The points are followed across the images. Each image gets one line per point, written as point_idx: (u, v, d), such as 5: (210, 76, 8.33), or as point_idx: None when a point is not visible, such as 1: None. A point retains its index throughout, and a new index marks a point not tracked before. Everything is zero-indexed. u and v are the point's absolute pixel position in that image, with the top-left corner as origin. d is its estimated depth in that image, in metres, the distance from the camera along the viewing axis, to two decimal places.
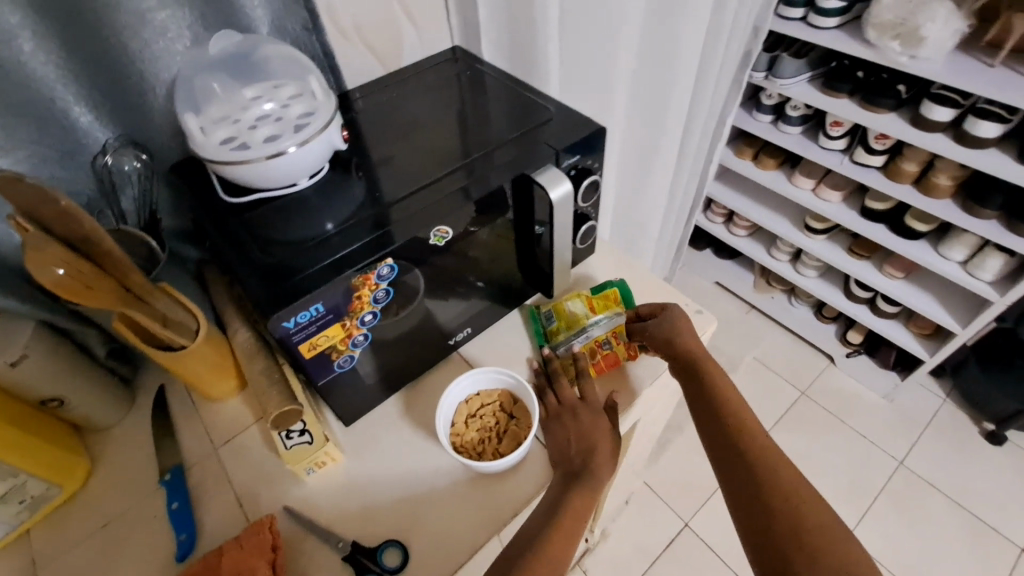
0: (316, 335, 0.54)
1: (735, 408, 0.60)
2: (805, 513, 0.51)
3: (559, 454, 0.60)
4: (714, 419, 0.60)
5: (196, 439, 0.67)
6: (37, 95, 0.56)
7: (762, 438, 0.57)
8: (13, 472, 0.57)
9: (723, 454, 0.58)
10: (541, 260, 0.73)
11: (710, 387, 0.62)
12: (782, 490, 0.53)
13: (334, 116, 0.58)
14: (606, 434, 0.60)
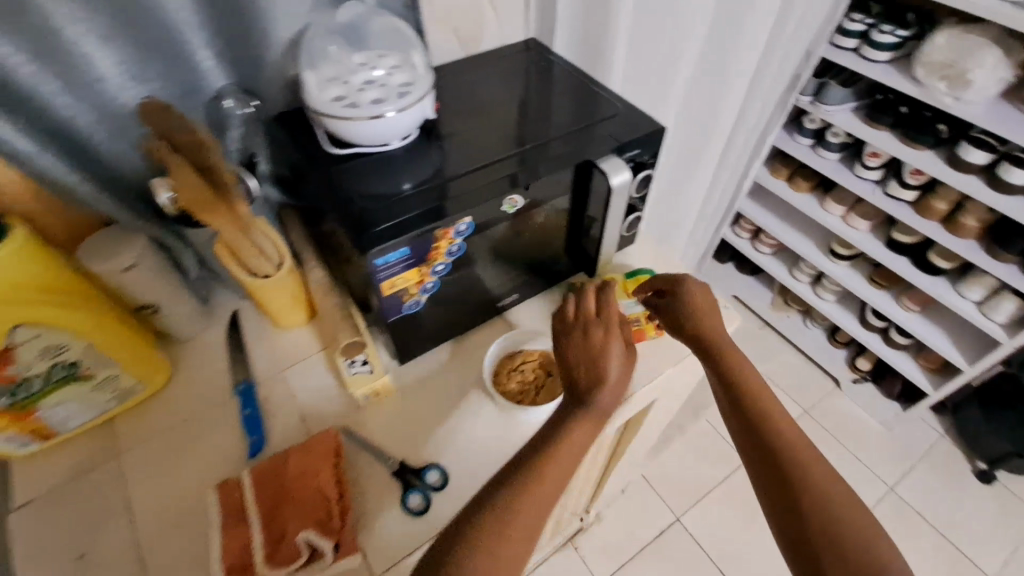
0: (397, 275, 0.61)
1: (763, 400, 0.61)
2: (834, 513, 0.53)
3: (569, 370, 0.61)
4: (741, 414, 0.61)
5: (266, 360, 0.75)
6: (173, 39, 0.61)
7: (790, 435, 0.58)
8: (114, 364, 0.64)
9: (760, 460, 0.58)
10: (588, 242, 0.81)
11: (736, 380, 0.64)
12: (813, 489, 0.54)
13: (429, 89, 0.66)
14: (622, 360, 0.62)
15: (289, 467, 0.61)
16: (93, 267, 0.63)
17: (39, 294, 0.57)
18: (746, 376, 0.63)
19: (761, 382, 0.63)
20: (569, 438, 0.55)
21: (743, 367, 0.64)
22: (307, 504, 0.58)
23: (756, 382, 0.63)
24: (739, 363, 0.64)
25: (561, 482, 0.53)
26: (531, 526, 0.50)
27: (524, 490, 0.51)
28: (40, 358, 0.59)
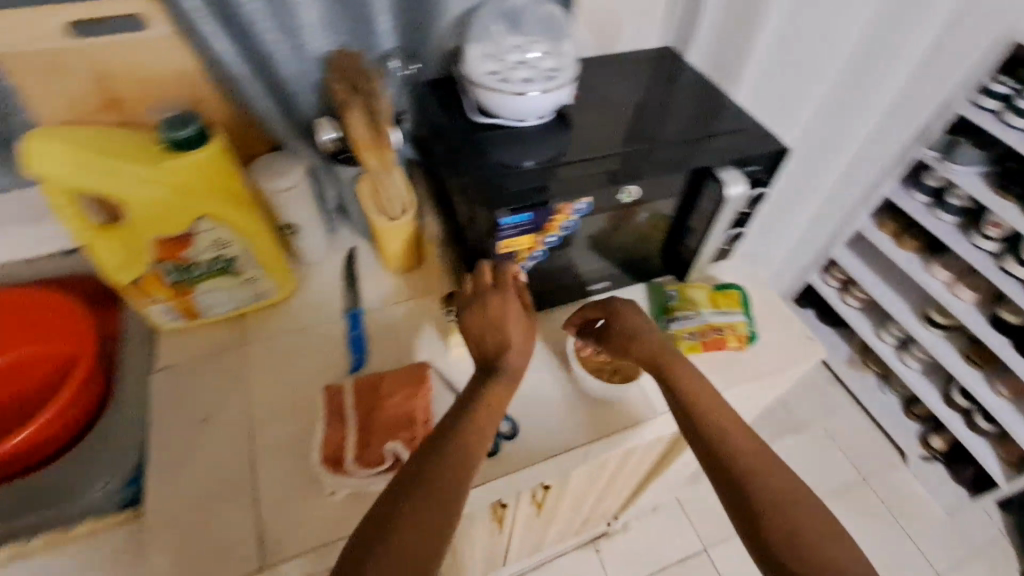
0: (515, 238, 0.66)
1: (709, 410, 0.62)
2: (798, 519, 0.53)
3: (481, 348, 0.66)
4: (696, 431, 0.61)
5: (374, 295, 0.83)
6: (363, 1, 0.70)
7: (739, 438, 0.59)
8: (259, 267, 0.74)
9: (713, 464, 0.58)
10: (685, 248, 0.83)
11: (680, 394, 0.64)
12: (778, 501, 0.54)
13: (573, 77, 0.71)
14: (513, 339, 0.66)
15: (380, 394, 0.68)
16: (260, 183, 0.74)
17: (228, 195, 0.68)
18: (682, 381, 0.65)
19: (708, 385, 0.64)
20: (486, 406, 0.60)
21: (687, 374, 0.66)
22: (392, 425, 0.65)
23: (699, 387, 0.64)
24: (675, 368, 0.66)
25: (463, 479, 0.53)
26: (446, 514, 0.50)
27: (454, 452, 0.55)
28: (209, 248, 0.70)
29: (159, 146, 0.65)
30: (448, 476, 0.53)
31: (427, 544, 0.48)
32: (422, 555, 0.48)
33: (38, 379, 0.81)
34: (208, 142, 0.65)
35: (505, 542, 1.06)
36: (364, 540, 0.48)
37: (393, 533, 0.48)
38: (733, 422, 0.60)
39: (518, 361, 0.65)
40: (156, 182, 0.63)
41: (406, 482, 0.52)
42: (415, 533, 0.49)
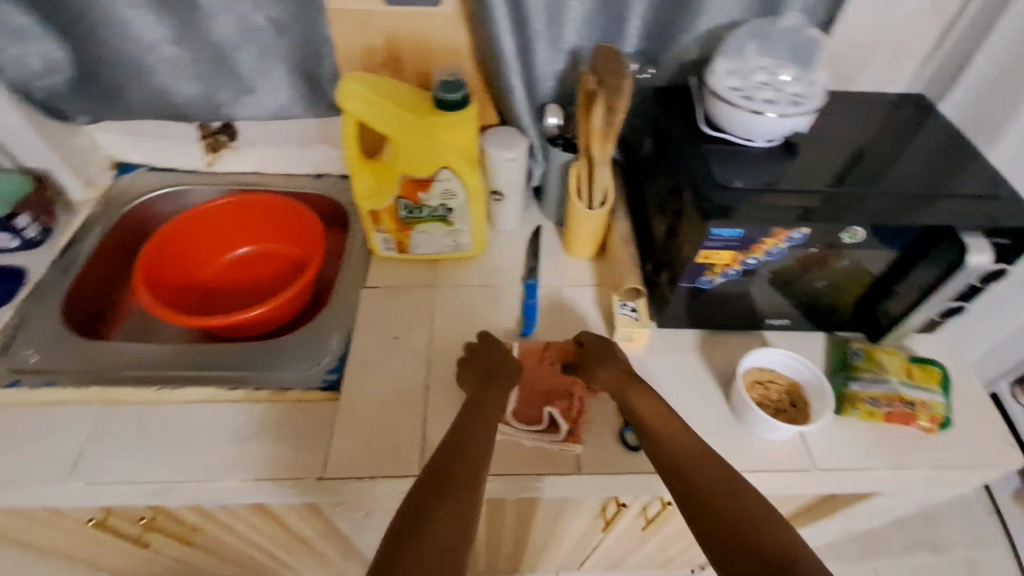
0: (717, 250, 0.68)
1: (662, 435, 0.60)
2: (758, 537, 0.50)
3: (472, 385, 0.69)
4: (663, 460, 0.59)
5: (550, 274, 0.88)
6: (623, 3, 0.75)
7: (713, 466, 0.57)
8: (467, 222, 0.84)
9: (686, 494, 0.55)
10: (885, 310, 0.76)
11: (640, 422, 0.63)
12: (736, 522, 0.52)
13: (817, 108, 0.70)
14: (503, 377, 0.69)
15: (543, 357, 0.75)
16: (490, 149, 0.82)
17: (464, 155, 0.77)
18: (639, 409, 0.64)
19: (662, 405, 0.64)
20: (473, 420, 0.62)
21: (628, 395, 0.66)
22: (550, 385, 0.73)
23: (650, 405, 0.64)
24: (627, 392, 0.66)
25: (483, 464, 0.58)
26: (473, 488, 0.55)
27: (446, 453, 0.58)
28: (438, 196, 0.80)
29: (429, 102, 0.76)
30: (478, 440, 0.60)
31: (463, 503, 0.54)
32: (459, 521, 0.52)
33: (275, 270, 1.00)
34: (465, 106, 0.75)
35: (599, 543, 1.07)
36: (410, 510, 0.53)
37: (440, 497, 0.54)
38: (689, 442, 0.59)
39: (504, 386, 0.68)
40: (418, 130, 0.74)
41: (433, 475, 0.56)
42: (457, 498, 0.54)
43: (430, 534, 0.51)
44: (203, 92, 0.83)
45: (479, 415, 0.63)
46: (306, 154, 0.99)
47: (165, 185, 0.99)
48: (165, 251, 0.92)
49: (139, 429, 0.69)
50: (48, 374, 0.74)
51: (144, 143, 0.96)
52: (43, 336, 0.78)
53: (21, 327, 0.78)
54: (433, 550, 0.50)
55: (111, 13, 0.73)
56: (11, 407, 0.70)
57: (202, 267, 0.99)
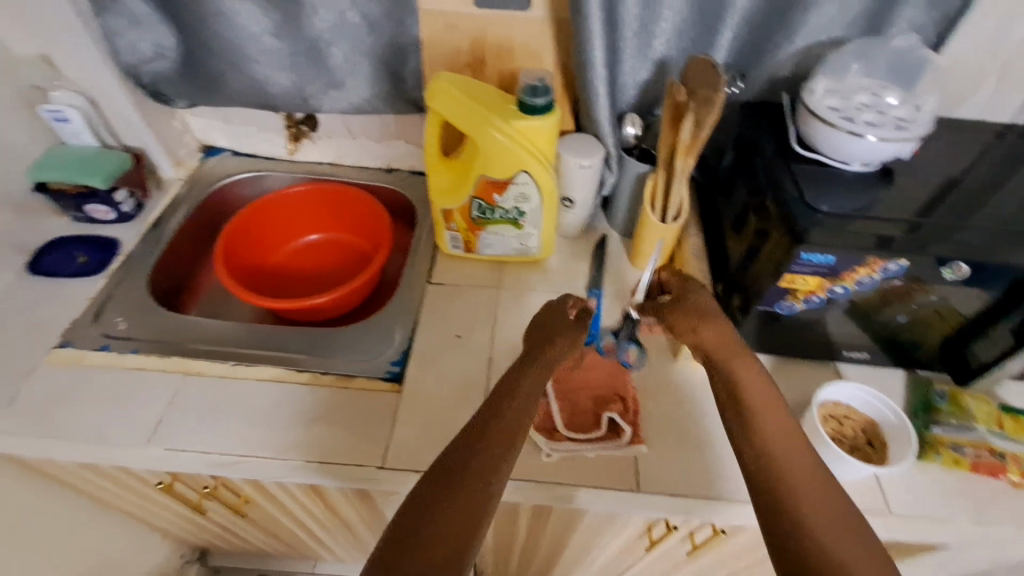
0: (802, 275, 0.65)
1: (758, 450, 0.53)
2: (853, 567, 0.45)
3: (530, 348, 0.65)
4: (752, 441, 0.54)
5: (616, 284, 0.87)
6: (717, 15, 0.74)
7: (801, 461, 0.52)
8: (536, 227, 0.84)
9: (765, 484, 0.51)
10: (977, 354, 0.71)
11: (754, 426, 0.55)
12: (829, 541, 0.46)
13: (922, 135, 0.66)
14: (530, 366, 0.61)
15: (579, 362, 0.76)
16: (565, 156, 0.82)
17: (540, 158, 0.77)
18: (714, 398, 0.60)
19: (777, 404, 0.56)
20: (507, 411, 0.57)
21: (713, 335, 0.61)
22: (601, 389, 0.74)
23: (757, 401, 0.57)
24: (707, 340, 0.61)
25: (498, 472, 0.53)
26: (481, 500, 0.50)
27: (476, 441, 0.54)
28: (512, 199, 0.81)
29: (512, 104, 0.76)
30: (489, 448, 0.54)
31: (469, 513, 0.49)
32: (460, 534, 0.48)
33: (340, 259, 1.04)
34: (550, 113, 0.75)
35: (636, 563, 1.04)
36: (421, 496, 0.51)
37: (450, 491, 0.51)
38: (805, 457, 0.52)
39: (533, 368, 0.61)
40: (500, 132, 0.74)
41: (442, 476, 0.52)
42: (460, 509, 0.50)
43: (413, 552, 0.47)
44: (295, 86, 0.86)
45: (500, 416, 0.56)
46: (378, 149, 1.02)
47: (247, 170, 1.03)
48: (238, 232, 0.95)
49: (213, 401, 0.72)
50: (131, 341, 0.78)
51: (230, 129, 1.01)
52: (130, 303, 0.82)
53: (111, 293, 0.83)
54: (420, 559, 0.46)
55: (220, 6, 0.77)
56: (101, 369, 0.75)
57: (270, 249, 1.02)
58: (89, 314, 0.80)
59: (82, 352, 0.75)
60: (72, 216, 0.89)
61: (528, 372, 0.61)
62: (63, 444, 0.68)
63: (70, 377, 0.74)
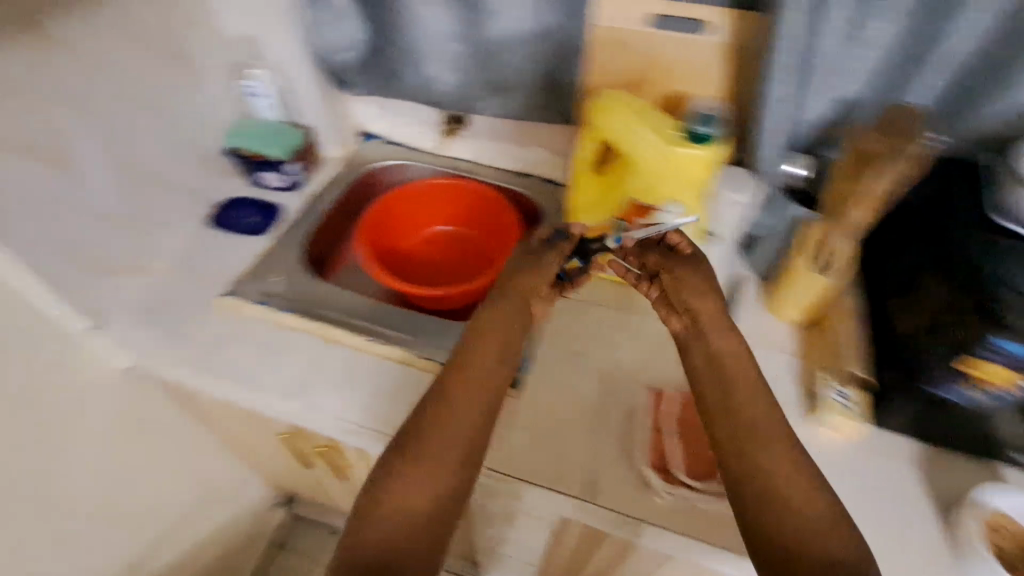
0: (995, 365, 0.59)
1: (741, 437, 0.57)
2: (814, 541, 0.50)
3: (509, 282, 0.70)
4: (723, 400, 0.60)
5: (748, 330, 0.82)
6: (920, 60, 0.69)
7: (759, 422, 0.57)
8: None
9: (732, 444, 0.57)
10: None
11: (725, 394, 0.60)
12: (799, 513, 0.52)
13: None
14: (509, 316, 0.67)
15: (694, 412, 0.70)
16: (718, 190, 0.79)
17: (692, 188, 0.74)
18: (705, 377, 0.62)
19: (757, 384, 0.60)
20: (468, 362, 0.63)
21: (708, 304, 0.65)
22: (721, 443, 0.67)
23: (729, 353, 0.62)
24: (705, 310, 0.65)
25: (472, 445, 0.58)
26: (457, 466, 0.56)
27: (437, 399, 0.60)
28: None
29: (677, 129, 0.73)
30: (462, 419, 0.59)
31: (443, 457, 0.56)
32: (435, 475, 0.55)
33: (466, 254, 1.08)
34: (712, 145, 0.71)
35: None
36: (388, 455, 0.57)
37: (415, 444, 0.57)
38: (776, 441, 0.56)
39: (508, 314, 0.67)
40: (662, 156, 0.72)
41: (403, 439, 0.57)
42: (434, 458, 0.56)
43: (392, 524, 0.53)
44: (463, 86, 0.90)
45: (457, 379, 0.62)
46: (519, 154, 1.04)
47: (396, 157, 1.10)
48: (381, 216, 1.02)
49: (346, 371, 0.78)
50: (282, 301, 0.84)
51: (387, 115, 1.07)
52: (284, 266, 0.90)
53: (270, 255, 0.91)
54: (399, 501, 0.54)
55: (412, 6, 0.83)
56: (257, 320, 0.83)
57: (406, 236, 1.08)
58: (251, 270, 0.89)
59: (240, 304, 0.83)
60: (246, 178, 1.00)
61: (512, 310, 0.68)
62: (219, 382, 0.77)
63: (231, 323, 0.83)
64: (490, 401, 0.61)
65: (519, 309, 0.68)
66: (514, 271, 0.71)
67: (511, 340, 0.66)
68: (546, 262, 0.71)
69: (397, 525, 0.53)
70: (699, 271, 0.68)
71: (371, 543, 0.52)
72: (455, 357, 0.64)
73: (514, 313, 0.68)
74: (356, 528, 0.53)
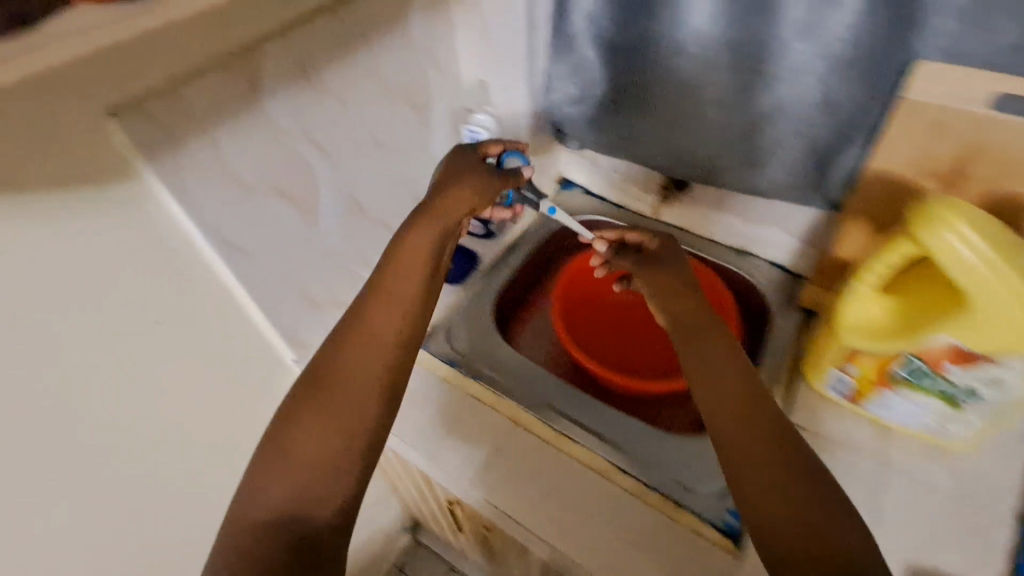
0: None
1: (714, 426, 0.56)
2: (796, 503, 0.50)
3: (417, 244, 0.68)
4: (717, 390, 0.57)
5: None
6: None
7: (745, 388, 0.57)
8: (987, 415, 0.63)
9: (741, 418, 0.55)
10: None
11: (705, 373, 0.59)
12: (775, 487, 0.51)
13: None
14: (406, 268, 0.67)
15: None
16: None
17: None
18: (693, 352, 0.61)
19: (733, 349, 0.60)
20: (364, 319, 0.64)
21: (699, 307, 0.64)
22: None
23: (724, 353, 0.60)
24: (705, 323, 0.63)
25: (362, 404, 0.61)
26: (339, 425, 0.60)
27: (336, 351, 0.63)
28: (972, 377, 0.59)
29: None
30: (344, 387, 0.61)
31: (346, 414, 0.60)
32: (340, 430, 0.60)
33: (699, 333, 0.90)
34: None
35: None
36: (289, 412, 0.60)
37: (318, 399, 0.61)
38: (764, 410, 0.55)
39: (411, 286, 0.67)
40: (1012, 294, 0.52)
41: (307, 390, 0.61)
42: (348, 400, 0.61)
43: (278, 490, 0.57)
44: (705, 157, 0.78)
45: (359, 338, 0.63)
46: (742, 229, 0.90)
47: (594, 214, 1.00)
48: (576, 287, 0.92)
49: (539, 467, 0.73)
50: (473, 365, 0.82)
51: (593, 170, 0.98)
52: (477, 324, 0.88)
53: (467, 309, 0.89)
54: (301, 459, 0.58)
55: (665, 68, 0.72)
56: (450, 385, 0.81)
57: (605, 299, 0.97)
58: (444, 325, 0.87)
59: (435, 361, 0.82)
60: None
61: (387, 269, 0.67)
62: (411, 448, 0.76)
63: (428, 382, 0.81)
64: (381, 372, 0.62)
65: (435, 223, 0.69)
66: (420, 210, 0.70)
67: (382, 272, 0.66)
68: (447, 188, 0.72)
69: (276, 480, 0.58)
70: (691, 286, 0.66)
71: (251, 495, 0.57)
72: (354, 317, 0.64)
73: (409, 262, 0.67)
74: (242, 494, 0.58)
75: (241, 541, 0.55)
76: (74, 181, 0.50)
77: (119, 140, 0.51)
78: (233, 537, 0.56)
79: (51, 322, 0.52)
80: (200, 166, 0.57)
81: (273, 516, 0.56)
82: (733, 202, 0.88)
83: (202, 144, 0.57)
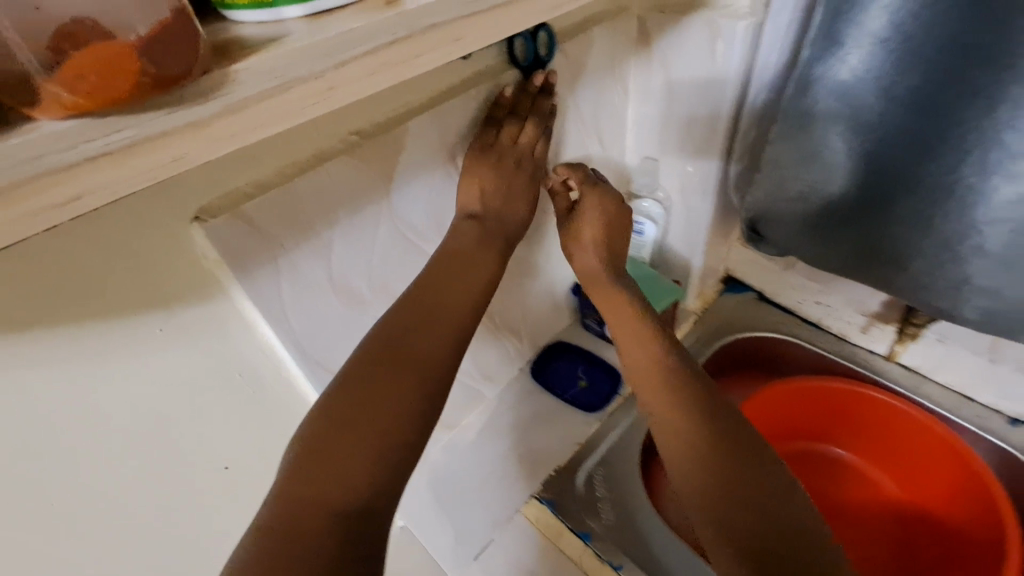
0: None
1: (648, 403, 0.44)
2: (779, 516, 0.38)
3: (493, 233, 0.48)
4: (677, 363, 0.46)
5: None
6: None
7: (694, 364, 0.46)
8: None
9: (695, 392, 0.44)
10: None
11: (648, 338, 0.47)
12: (757, 479, 0.39)
13: None
14: (487, 241, 0.47)
15: None
16: None
17: None
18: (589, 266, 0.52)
19: None
20: (451, 290, 0.43)
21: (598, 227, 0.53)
22: None
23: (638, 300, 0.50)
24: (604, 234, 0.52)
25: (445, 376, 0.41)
26: (413, 373, 0.39)
27: (403, 336, 0.40)
28: None
29: None
30: (432, 339, 0.41)
31: (398, 412, 0.37)
32: (382, 426, 0.37)
33: (949, 490, 0.70)
34: None
35: None
36: (325, 421, 0.36)
37: (367, 391, 0.37)
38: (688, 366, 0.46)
39: (486, 240, 0.47)
40: None
41: (360, 373, 0.38)
42: (400, 390, 0.38)
43: (341, 481, 0.35)
44: None
45: (440, 313, 0.42)
46: None
47: (794, 334, 0.79)
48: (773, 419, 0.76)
49: None
50: (617, 550, 0.60)
51: (784, 274, 0.78)
52: (619, 476, 0.67)
53: (614, 449, 0.69)
54: (332, 469, 0.35)
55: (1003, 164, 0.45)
56: (571, 565, 0.59)
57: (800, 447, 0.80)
58: (583, 466, 0.67)
59: (563, 527, 0.62)
60: (586, 325, 0.77)
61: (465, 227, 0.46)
62: None
63: (543, 551, 0.61)
64: (471, 323, 0.43)
65: (527, 200, 0.51)
66: (506, 175, 0.49)
67: (468, 240, 0.47)
68: (525, 139, 0.49)
69: (334, 465, 0.35)
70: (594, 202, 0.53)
71: (292, 492, 0.34)
72: (423, 293, 0.43)
73: (503, 239, 0.49)
74: (275, 500, 0.34)
75: (289, 557, 0.31)
76: (146, 310, 0.36)
77: (211, 257, 0.37)
78: (270, 556, 0.31)
79: (83, 459, 0.36)
80: (305, 278, 0.43)
81: (348, 505, 0.34)
82: (1007, 350, 0.64)
83: (312, 255, 0.42)
